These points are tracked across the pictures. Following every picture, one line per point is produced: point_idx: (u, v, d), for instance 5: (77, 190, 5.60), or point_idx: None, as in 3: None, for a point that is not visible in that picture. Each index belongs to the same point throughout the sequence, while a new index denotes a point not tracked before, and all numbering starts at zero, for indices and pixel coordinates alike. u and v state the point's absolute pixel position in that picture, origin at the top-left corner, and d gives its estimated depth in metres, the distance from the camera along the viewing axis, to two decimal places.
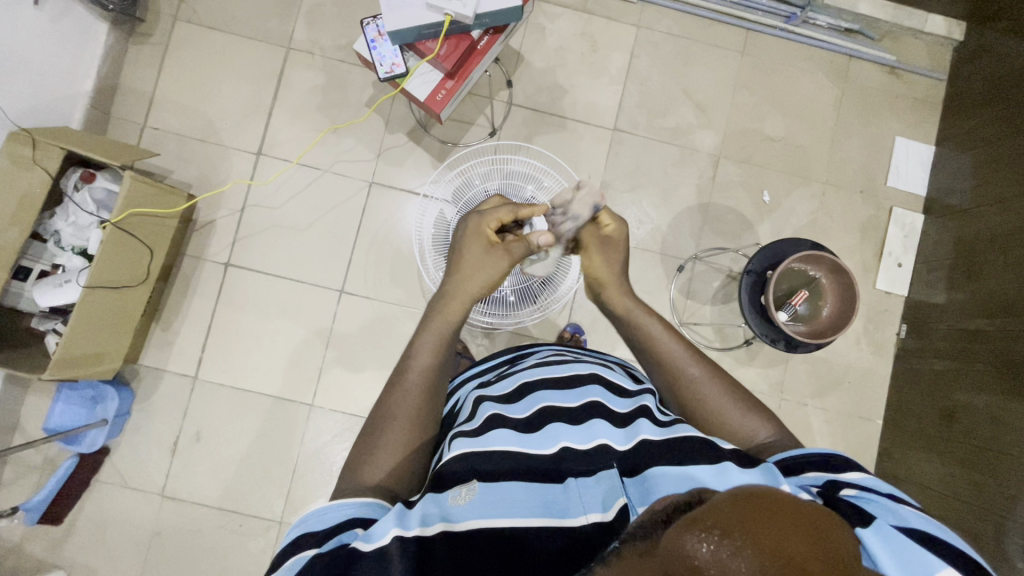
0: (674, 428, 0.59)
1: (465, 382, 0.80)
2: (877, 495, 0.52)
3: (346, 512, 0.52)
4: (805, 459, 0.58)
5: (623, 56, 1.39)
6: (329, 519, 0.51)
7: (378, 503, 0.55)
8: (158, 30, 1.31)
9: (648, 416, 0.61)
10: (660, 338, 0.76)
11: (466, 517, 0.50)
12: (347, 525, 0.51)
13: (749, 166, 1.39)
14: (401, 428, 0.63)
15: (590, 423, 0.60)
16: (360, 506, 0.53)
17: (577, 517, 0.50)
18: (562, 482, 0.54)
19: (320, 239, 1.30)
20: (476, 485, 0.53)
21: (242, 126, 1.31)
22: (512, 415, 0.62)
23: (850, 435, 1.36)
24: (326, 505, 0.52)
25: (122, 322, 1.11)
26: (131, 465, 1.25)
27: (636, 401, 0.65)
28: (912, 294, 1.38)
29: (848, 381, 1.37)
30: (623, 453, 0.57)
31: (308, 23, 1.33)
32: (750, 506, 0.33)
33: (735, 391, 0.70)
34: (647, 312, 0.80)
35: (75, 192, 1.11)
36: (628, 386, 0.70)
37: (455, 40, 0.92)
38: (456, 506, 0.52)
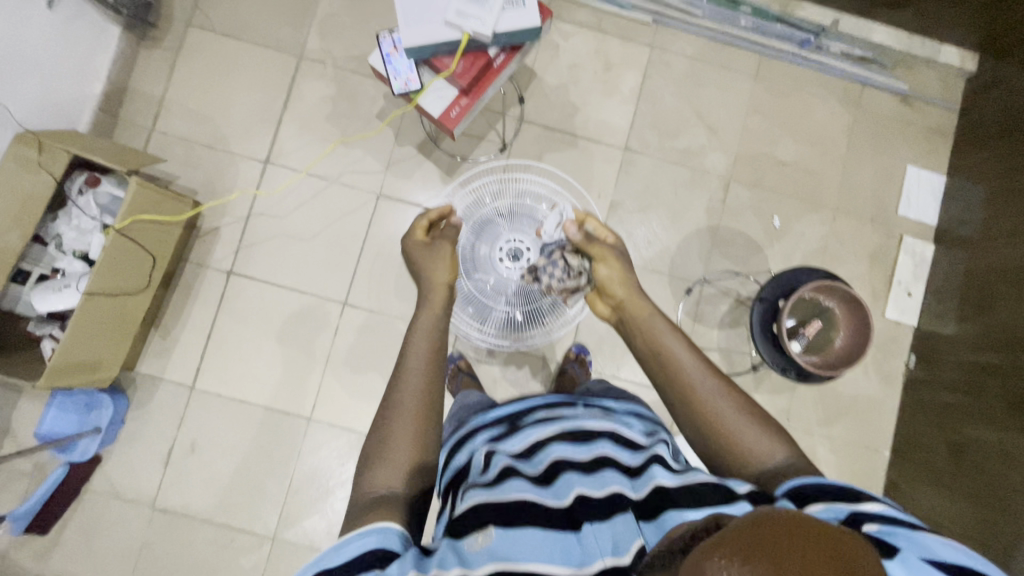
0: (688, 473, 0.57)
1: (469, 421, 0.75)
2: (900, 527, 0.50)
3: (366, 544, 0.50)
4: (817, 488, 0.56)
5: (636, 76, 1.39)
6: (346, 551, 0.50)
7: (399, 530, 0.52)
8: (170, 36, 1.30)
9: (661, 462, 0.59)
10: (677, 356, 0.74)
11: (484, 562, 0.50)
12: (365, 558, 0.49)
13: (760, 190, 1.38)
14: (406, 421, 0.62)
15: (603, 472, 0.59)
16: (384, 537, 0.51)
17: (594, 564, 0.50)
18: (576, 530, 0.53)
19: (325, 251, 1.29)
20: (491, 530, 0.52)
21: (251, 134, 1.30)
22: (525, 467, 0.60)
23: (856, 465, 1.34)
24: (346, 538, 0.51)
25: (122, 330, 1.08)
26: (124, 475, 1.22)
27: (649, 450, 0.63)
28: (922, 324, 1.36)
29: (855, 410, 1.35)
30: (637, 501, 0.55)
31: (321, 34, 1.32)
32: (765, 532, 0.37)
33: (751, 414, 0.69)
34: (664, 322, 0.77)
35: (80, 196, 1.09)
36: (642, 434, 0.68)
37: (471, 57, 0.91)
38: (473, 552, 0.51)
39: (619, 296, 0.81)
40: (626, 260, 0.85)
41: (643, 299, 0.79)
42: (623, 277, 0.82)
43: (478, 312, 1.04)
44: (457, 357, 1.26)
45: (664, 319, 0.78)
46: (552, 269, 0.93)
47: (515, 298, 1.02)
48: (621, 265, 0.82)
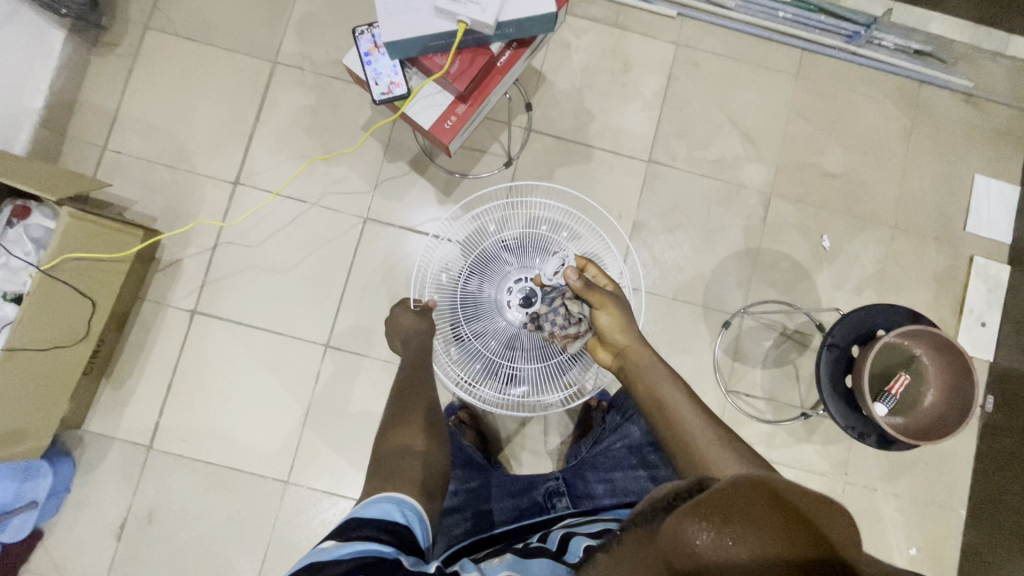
0: None
1: (498, 529, 0.78)
2: None
3: (382, 510, 0.54)
4: None
5: (659, 78, 1.21)
6: (366, 511, 0.55)
7: (415, 511, 0.57)
8: (126, 40, 1.14)
9: None
10: (681, 415, 0.66)
11: (495, 572, 0.53)
12: (378, 521, 0.53)
13: (806, 207, 1.20)
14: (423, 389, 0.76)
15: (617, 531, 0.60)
16: (407, 514, 0.55)
17: None
18: None
19: (303, 285, 1.11)
20: (507, 555, 0.56)
21: (217, 151, 1.13)
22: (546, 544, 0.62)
23: (926, 525, 1.15)
24: (370, 501, 0.56)
25: (56, 391, 0.91)
26: (69, 553, 1.04)
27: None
28: (1000, 359, 1.17)
29: (924, 461, 1.16)
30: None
31: (298, 35, 1.15)
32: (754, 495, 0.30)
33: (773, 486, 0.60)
34: (668, 374, 0.70)
35: (8, 230, 0.92)
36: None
37: (470, 54, 0.73)
38: (489, 567, 0.54)
39: (619, 344, 0.72)
40: (627, 305, 0.74)
41: (646, 348, 0.72)
42: (625, 327, 0.72)
43: (478, 373, 0.86)
44: (456, 407, 1.11)
45: (667, 370, 0.70)
46: (553, 315, 0.77)
47: (518, 350, 0.85)
48: (621, 312, 0.72)
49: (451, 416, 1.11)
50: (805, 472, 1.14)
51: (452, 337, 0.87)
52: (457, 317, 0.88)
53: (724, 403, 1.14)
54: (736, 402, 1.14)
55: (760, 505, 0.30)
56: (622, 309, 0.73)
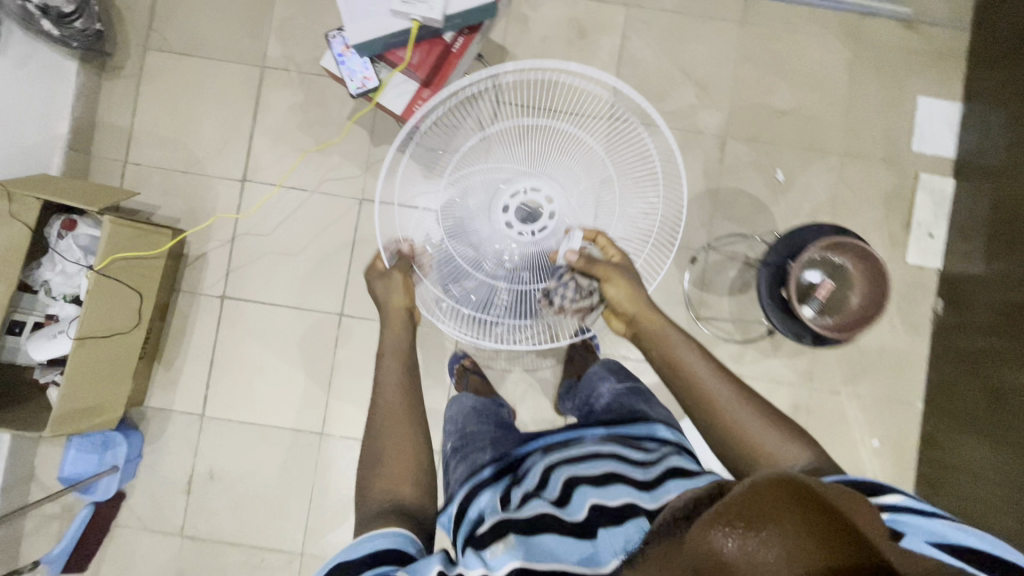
0: (696, 479, 0.66)
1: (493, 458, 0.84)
2: (912, 516, 0.55)
3: (377, 544, 0.61)
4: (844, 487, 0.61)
5: (614, 40, 1.30)
6: (363, 548, 0.60)
7: (405, 534, 0.64)
8: (129, 62, 1.27)
9: (675, 477, 0.67)
10: (693, 369, 0.82)
11: (502, 563, 0.57)
12: (378, 554, 0.60)
13: (759, 145, 1.30)
14: (399, 438, 0.79)
15: (613, 486, 0.66)
16: (398, 539, 0.62)
17: (607, 562, 0.55)
18: (593, 536, 0.60)
19: (315, 264, 1.26)
20: (510, 539, 0.60)
21: (224, 154, 1.27)
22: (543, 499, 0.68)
23: (887, 419, 1.29)
24: (361, 539, 0.62)
25: (120, 371, 1.09)
26: (149, 508, 1.23)
27: (663, 465, 0.70)
28: (947, 266, 1.28)
29: (882, 364, 1.29)
30: (652, 508, 0.61)
31: (281, 39, 1.27)
32: (778, 494, 0.34)
33: (760, 415, 0.76)
34: (677, 334, 0.86)
35: (60, 240, 1.07)
36: (654, 453, 0.75)
37: (426, 46, 0.86)
38: (493, 557, 0.58)
39: (629, 310, 0.90)
40: (632, 274, 0.91)
41: (655, 312, 0.89)
42: (637, 296, 0.90)
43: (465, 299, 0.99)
44: (461, 356, 1.28)
45: (680, 336, 0.86)
46: (563, 289, 0.95)
47: (502, 287, 0.97)
48: (627, 283, 0.90)
49: (456, 364, 1.27)
50: (774, 383, 1.28)
51: (441, 286, 0.99)
52: (445, 269, 0.99)
53: (697, 330, 1.28)
54: (707, 328, 1.28)
55: (784, 504, 0.34)
56: (630, 280, 0.91)
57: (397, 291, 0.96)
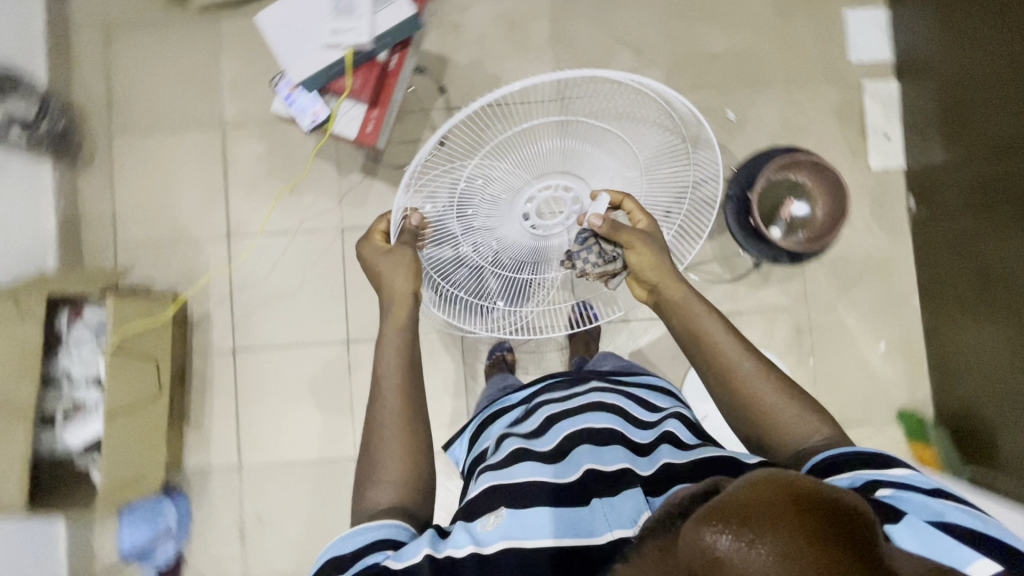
0: (695, 452, 0.68)
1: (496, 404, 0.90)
2: (913, 493, 0.54)
3: (370, 536, 0.60)
4: (844, 460, 0.60)
5: (544, 24, 1.35)
6: (354, 543, 0.59)
7: (401, 525, 0.63)
8: (98, 151, 1.33)
9: (669, 442, 0.71)
10: (718, 341, 0.75)
11: (495, 540, 0.58)
12: (371, 545, 0.59)
13: (704, 91, 1.34)
14: (395, 436, 0.71)
15: (610, 447, 0.69)
16: (392, 530, 0.61)
17: (603, 535, 0.58)
18: (587, 503, 0.62)
19: (312, 299, 1.31)
20: (502, 511, 0.61)
21: (204, 216, 1.33)
22: (538, 449, 0.70)
23: (887, 321, 1.32)
24: (354, 530, 0.61)
25: (152, 438, 1.14)
26: (208, 564, 1.28)
27: (658, 429, 0.74)
28: (910, 162, 1.31)
29: (870, 270, 1.32)
30: (646, 476, 0.65)
31: (234, 97, 1.33)
32: (768, 493, 0.36)
33: (782, 390, 0.71)
34: (705, 304, 0.78)
35: (71, 329, 1.14)
36: (650, 413, 0.78)
37: (365, 69, 0.91)
38: (485, 530, 0.60)
39: (651, 281, 0.79)
40: (662, 246, 0.79)
41: (681, 282, 0.79)
42: (664, 266, 0.79)
43: (466, 285, 0.93)
44: (501, 347, 1.30)
45: (706, 305, 0.78)
46: (586, 254, 0.83)
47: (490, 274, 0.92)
48: (658, 253, 0.78)
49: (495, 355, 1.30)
50: (770, 312, 1.32)
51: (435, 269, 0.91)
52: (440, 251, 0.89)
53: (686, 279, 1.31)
54: (695, 275, 1.32)
55: (772, 500, 0.36)
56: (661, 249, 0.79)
57: (404, 277, 0.79)
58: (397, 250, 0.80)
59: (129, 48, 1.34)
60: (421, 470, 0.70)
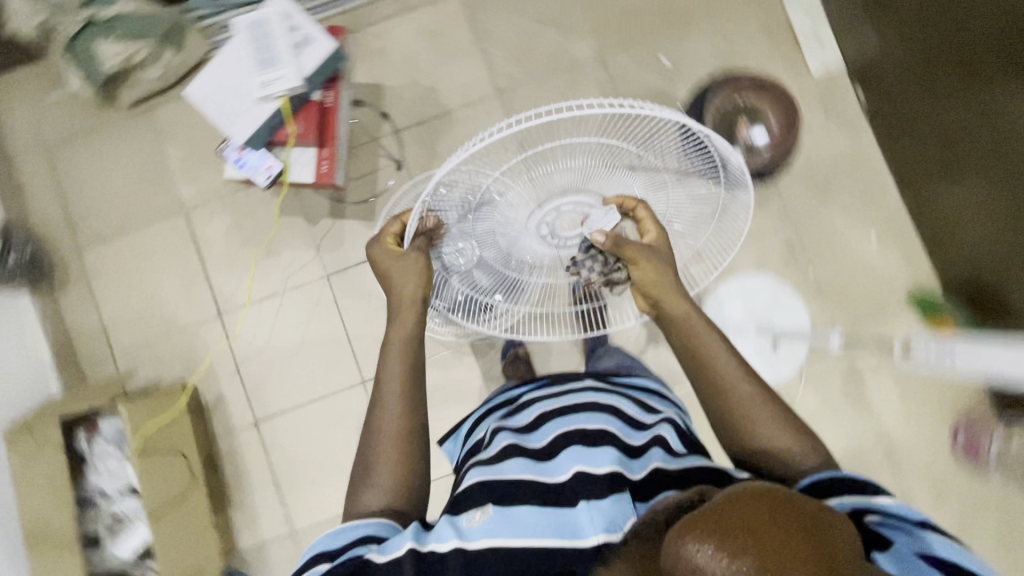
0: (683, 460, 0.68)
1: (499, 397, 0.92)
2: (901, 528, 0.54)
3: (359, 532, 0.62)
4: (838, 483, 0.59)
5: (464, 26, 1.37)
6: (343, 538, 0.62)
7: (389, 524, 0.65)
8: (71, 269, 1.33)
9: (660, 447, 0.69)
10: (713, 357, 0.76)
11: (478, 537, 0.58)
12: (358, 540, 0.61)
13: (634, 45, 1.36)
14: (389, 440, 0.72)
15: (603, 448, 0.67)
16: (377, 527, 0.63)
17: (587, 538, 0.56)
18: (573, 504, 0.60)
19: (319, 351, 1.31)
20: (488, 508, 0.61)
21: (192, 301, 1.33)
22: (531, 447, 0.70)
23: (872, 213, 1.33)
24: (343, 526, 0.63)
25: (200, 529, 1.13)
26: None
27: (651, 432, 0.73)
28: (848, 56, 1.33)
29: (841, 169, 1.34)
30: (635, 480, 0.63)
31: (188, 179, 1.34)
32: (751, 508, 0.36)
33: (775, 413, 0.72)
34: (703, 320, 0.78)
35: (92, 447, 1.14)
36: (644, 416, 0.77)
37: (304, 112, 0.92)
38: (470, 526, 0.60)
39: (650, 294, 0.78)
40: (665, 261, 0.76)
41: (682, 298, 0.78)
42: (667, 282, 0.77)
43: (465, 284, 0.86)
44: (516, 342, 1.32)
45: (705, 323, 0.78)
46: (590, 263, 0.82)
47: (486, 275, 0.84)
48: (659, 268, 0.76)
49: (512, 349, 1.31)
50: (758, 237, 1.33)
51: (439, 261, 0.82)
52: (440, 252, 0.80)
53: None
54: None
55: (757, 515, 0.36)
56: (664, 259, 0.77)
57: (414, 280, 0.77)
58: (409, 254, 0.77)
59: (75, 161, 1.34)
60: (411, 477, 0.71)
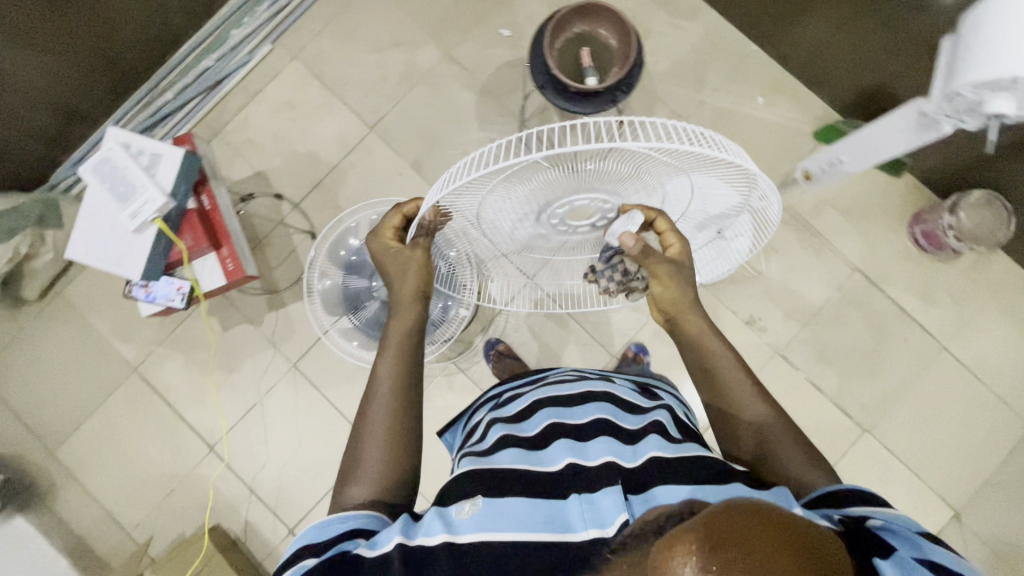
0: (680, 446, 0.67)
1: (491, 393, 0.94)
2: (907, 531, 0.53)
3: (349, 523, 0.61)
4: (845, 491, 0.60)
5: (313, 84, 1.40)
6: (328, 530, 0.60)
7: (376, 516, 0.63)
8: (52, 473, 1.31)
9: (657, 433, 0.69)
10: (724, 372, 0.77)
11: (469, 530, 0.56)
12: (346, 534, 0.60)
13: (471, 30, 1.40)
14: (377, 434, 0.72)
15: (595, 439, 0.66)
16: (365, 520, 0.62)
17: (578, 531, 0.55)
18: (564, 496, 0.59)
19: (318, 436, 1.31)
20: (478, 499, 0.59)
21: (179, 448, 1.31)
22: (524, 437, 0.70)
23: (750, 77, 1.38)
24: (329, 519, 0.61)
25: None
26: None
27: (647, 419, 0.73)
28: None
29: (704, 51, 1.38)
30: (630, 468, 0.62)
31: (126, 338, 1.33)
32: (740, 522, 0.36)
33: (788, 435, 0.71)
34: (718, 339, 0.79)
35: None
36: (639, 406, 0.78)
37: (187, 225, 0.95)
38: (459, 517, 0.58)
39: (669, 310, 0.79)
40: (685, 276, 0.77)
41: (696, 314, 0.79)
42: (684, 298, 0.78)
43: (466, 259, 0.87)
44: (493, 341, 1.34)
45: (724, 345, 0.79)
46: (610, 271, 0.87)
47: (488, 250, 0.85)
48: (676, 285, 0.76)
49: (493, 349, 1.34)
50: None
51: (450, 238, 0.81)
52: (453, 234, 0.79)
53: None
54: None
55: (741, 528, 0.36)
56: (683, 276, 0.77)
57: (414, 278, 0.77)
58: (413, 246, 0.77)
59: (9, 373, 1.32)
60: (397, 471, 0.70)
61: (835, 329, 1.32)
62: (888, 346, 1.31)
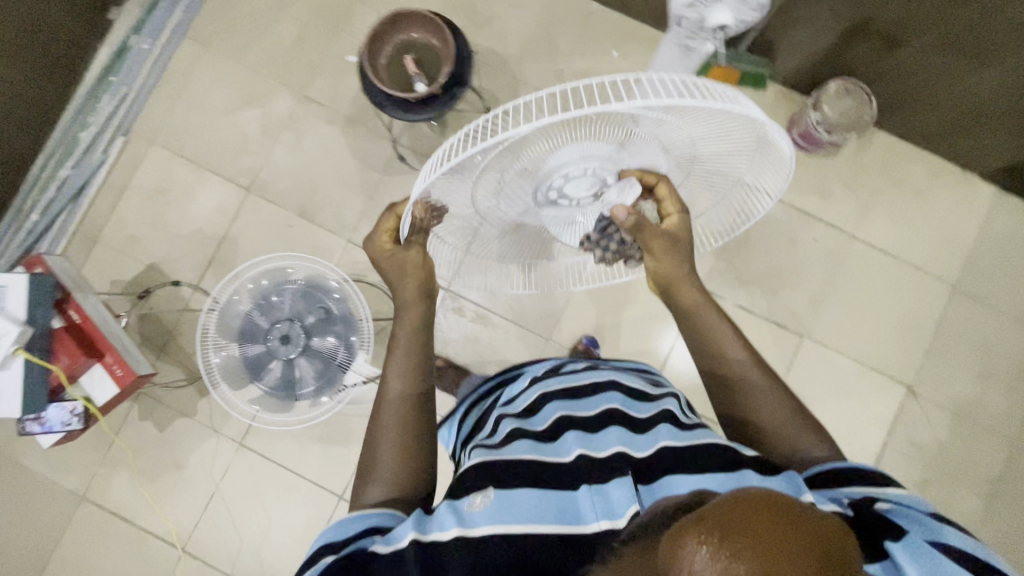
0: (692, 433, 0.63)
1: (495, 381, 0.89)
2: (917, 513, 0.52)
3: (369, 521, 0.55)
4: (847, 471, 0.58)
5: (179, 163, 1.37)
6: (351, 527, 0.55)
7: (397, 513, 0.58)
8: None
9: (667, 421, 0.65)
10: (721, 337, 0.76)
11: (484, 524, 0.52)
12: (366, 531, 0.55)
13: (318, 65, 1.38)
14: (393, 435, 0.67)
15: (605, 429, 0.63)
16: (386, 515, 0.57)
17: (588, 524, 0.52)
18: (575, 488, 0.55)
19: (286, 505, 1.29)
20: (490, 491, 0.54)
21: (151, 560, 1.28)
22: (535, 429, 0.65)
23: (598, 34, 1.39)
24: (351, 516, 0.56)
25: None
26: None
27: (657, 406, 0.69)
28: None
29: (548, 22, 1.39)
30: (637, 459, 0.58)
31: (64, 468, 1.30)
32: (759, 510, 0.29)
33: (783, 402, 0.70)
34: (712, 310, 0.78)
35: None
36: (647, 391, 0.75)
37: (60, 345, 1.02)
38: (471, 511, 0.53)
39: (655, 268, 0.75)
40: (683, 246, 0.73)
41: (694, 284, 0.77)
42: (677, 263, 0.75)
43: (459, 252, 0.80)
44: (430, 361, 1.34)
45: (718, 316, 0.78)
46: (604, 242, 0.75)
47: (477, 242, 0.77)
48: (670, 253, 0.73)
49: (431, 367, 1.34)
50: None
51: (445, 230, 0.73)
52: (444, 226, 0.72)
53: None
54: None
55: (761, 515, 0.29)
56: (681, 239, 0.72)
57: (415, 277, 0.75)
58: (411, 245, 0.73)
59: None
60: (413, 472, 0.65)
61: (747, 250, 1.34)
62: (801, 252, 1.34)
